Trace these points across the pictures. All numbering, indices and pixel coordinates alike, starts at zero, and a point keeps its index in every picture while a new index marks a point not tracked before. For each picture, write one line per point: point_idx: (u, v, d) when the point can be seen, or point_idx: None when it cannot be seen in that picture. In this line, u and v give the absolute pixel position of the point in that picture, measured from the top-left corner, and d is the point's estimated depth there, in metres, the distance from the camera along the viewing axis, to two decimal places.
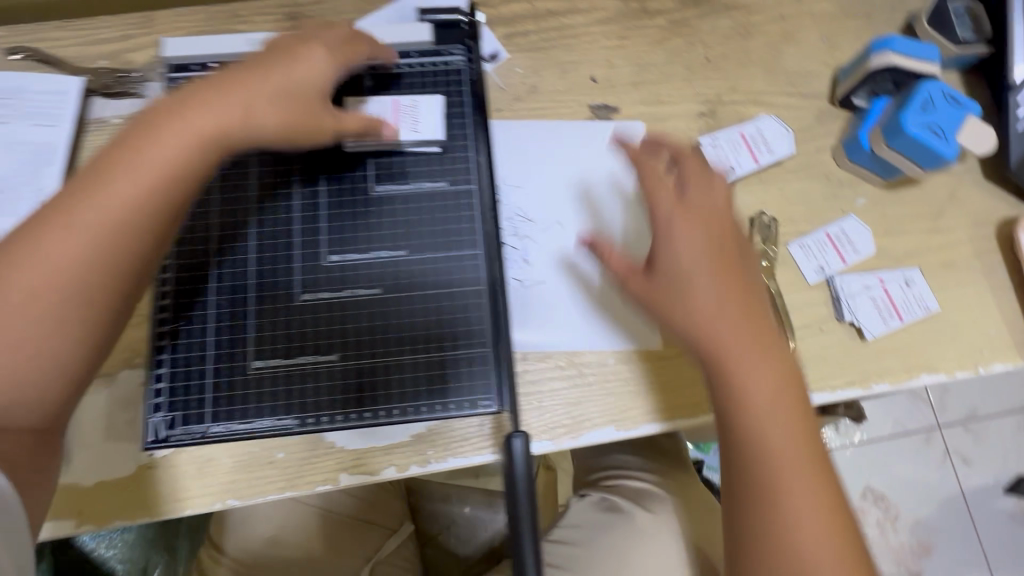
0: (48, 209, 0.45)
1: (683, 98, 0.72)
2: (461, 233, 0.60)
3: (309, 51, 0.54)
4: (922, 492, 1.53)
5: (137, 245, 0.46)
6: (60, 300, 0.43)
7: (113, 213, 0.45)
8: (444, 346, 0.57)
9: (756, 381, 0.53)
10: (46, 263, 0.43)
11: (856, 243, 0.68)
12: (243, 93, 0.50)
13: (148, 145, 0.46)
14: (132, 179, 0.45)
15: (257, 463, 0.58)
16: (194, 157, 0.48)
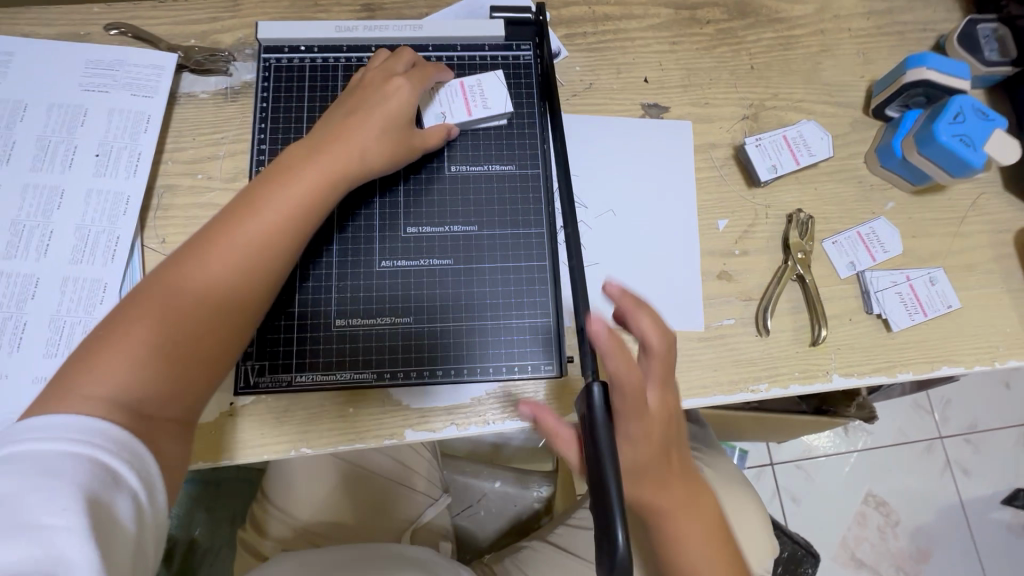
0: (205, 232, 0.51)
1: (728, 100, 0.77)
2: (526, 214, 0.67)
3: (393, 82, 0.61)
4: (923, 500, 1.57)
5: (281, 258, 0.52)
6: (224, 300, 0.50)
7: (268, 229, 0.52)
8: (511, 314, 0.64)
9: (669, 496, 0.55)
10: (206, 276, 0.49)
11: (885, 243, 0.73)
12: (354, 128, 0.58)
13: (292, 174, 0.54)
14: (281, 201, 0.53)
15: (328, 416, 0.62)
16: (330, 181, 0.56)
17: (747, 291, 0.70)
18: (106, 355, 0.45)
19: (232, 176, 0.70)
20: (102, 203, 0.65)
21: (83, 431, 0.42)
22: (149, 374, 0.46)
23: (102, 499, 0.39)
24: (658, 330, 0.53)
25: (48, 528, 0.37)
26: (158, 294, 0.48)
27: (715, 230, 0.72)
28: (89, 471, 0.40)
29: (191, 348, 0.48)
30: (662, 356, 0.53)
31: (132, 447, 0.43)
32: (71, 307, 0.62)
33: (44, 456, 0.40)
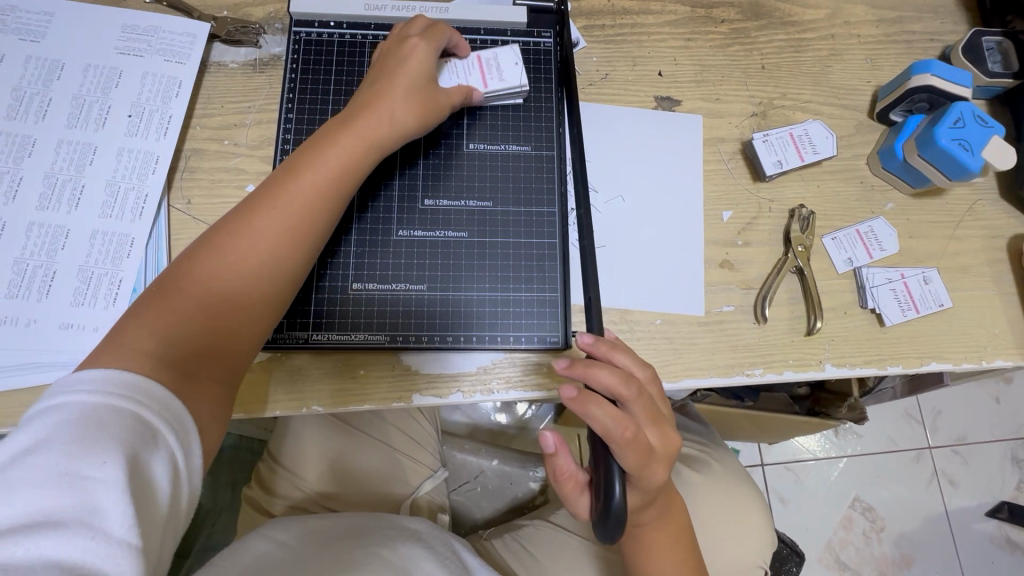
0: (243, 206, 0.54)
1: (738, 98, 0.80)
2: (540, 192, 0.70)
3: (410, 45, 0.63)
4: (909, 508, 1.60)
5: (316, 222, 0.56)
6: (259, 262, 0.53)
7: (301, 198, 0.55)
8: (521, 287, 0.66)
9: (646, 514, 0.55)
10: (247, 240, 0.53)
11: (883, 242, 0.75)
12: (381, 96, 0.60)
13: (321, 147, 0.57)
14: (312, 171, 0.56)
15: (340, 377, 0.65)
16: (359, 151, 0.58)
17: (747, 281, 0.73)
18: (156, 312, 0.49)
19: (258, 144, 0.72)
20: (132, 162, 0.68)
21: (129, 389, 0.42)
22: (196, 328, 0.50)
23: (142, 459, 0.40)
24: (623, 382, 0.49)
25: (88, 480, 0.37)
26: (203, 257, 0.52)
27: (719, 221, 0.75)
28: (131, 428, 0.40)
29: (233, 304, 0.52)
30: (641, 401, 0.50)
31: (173, 410, 0.44)
32: (99, 259, 0.65)
33: (89, 409, 0.40)
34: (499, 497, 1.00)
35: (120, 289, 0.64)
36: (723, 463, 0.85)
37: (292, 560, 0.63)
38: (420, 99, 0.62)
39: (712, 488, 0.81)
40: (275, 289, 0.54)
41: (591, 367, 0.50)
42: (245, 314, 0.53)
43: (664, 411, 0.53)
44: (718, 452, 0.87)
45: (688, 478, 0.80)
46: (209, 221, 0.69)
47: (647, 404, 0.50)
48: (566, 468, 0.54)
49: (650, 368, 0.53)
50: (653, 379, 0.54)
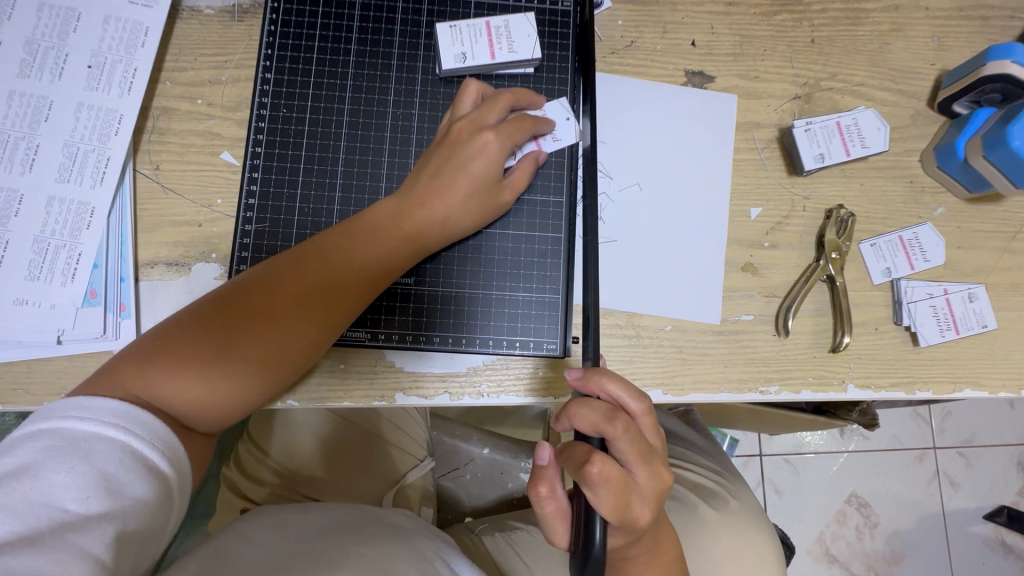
0: (281, 278, 0.52)
1: (779, 77, 0.70)
2: (547, 179, 0.63)
3: (482, 137, 0.56)
4: (907, 507, 1.57)
5: (344, 309, 0.54)
6: (278, 346, 0.51)
7: (338, 282, 0.53)
8: (519, 285, 0.61)
9: (634, 548, 0.50)
10: (268, 320, 0.51)
11: (928, 251, 0.67)
12: (445, 185, 0.56)
13: (372, 228, 0.55)
14: (355, 255, 0.54)
15: (318, 371, 0.60)
16: (405, 242, 0.56)
17: (772, 288, 0.66)
18: (164, 373, 0.48)
19: (234, 106, 0.65)
20: (92, 120, 0.61)
21: (123, 417, 0.45)
22: (195, 407, 0.49)
23: (125, 487, 0.42)
24: (606, 419, 0.44)
25: (71, 509, 0.40)
26: (223, 322, 0.50)
27: (746, 218, 0.67)
28: (118, 458, 0.43)
29: (234, 380, 0.50)
30: (628, 440, 0.44)
31: (166, 438, 0.46)
32: (56, 229, 0.59)
33: (80, 437, 0.43)
34: (488, 485, 0.97)
35: (79, 263, 0.59)
36: (740, 500, 0.68)
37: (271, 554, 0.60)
38: (474, 207, 0.57)
39: (724, 531, 0.65)
40: (282, 371, 0.52)
41: (574, 407, 0.46)
42: (240, 400, 0.51)
43: (657, 446, 0.47)
44: (733, 484, 0.71)
45: (704, 515, 0.65)
46: (178, 190, 0.63)
47: (635, 441, 0.44)
48: (546, 500, 0.49)
49: (646, 400, 0.46)
50: (649, 411, 0.46)
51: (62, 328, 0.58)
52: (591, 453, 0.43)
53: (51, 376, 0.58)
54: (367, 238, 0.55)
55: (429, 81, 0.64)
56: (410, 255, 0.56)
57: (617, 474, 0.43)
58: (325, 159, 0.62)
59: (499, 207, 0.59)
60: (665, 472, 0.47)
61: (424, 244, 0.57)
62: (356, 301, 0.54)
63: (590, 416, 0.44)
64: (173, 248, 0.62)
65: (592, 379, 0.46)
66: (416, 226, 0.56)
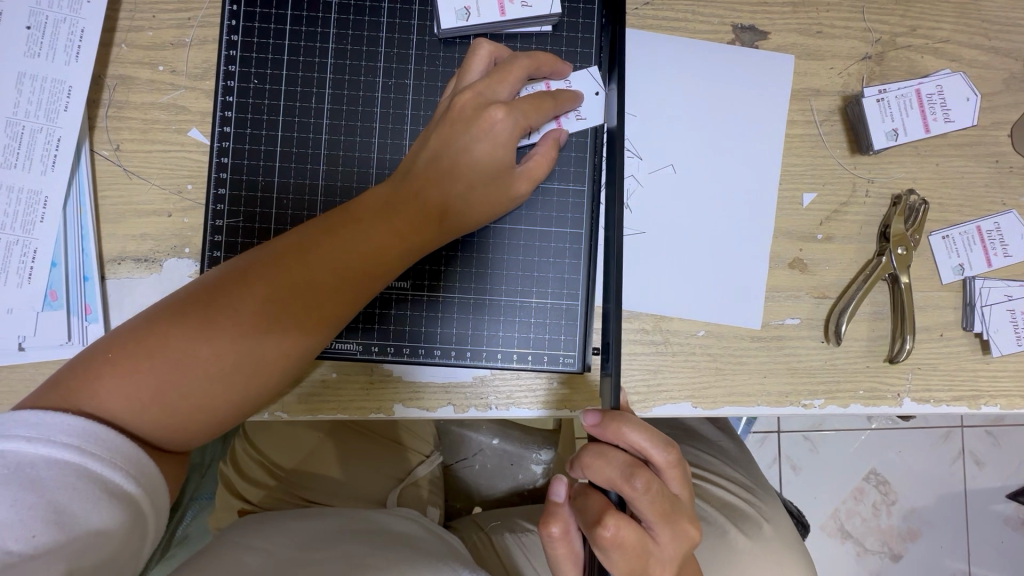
0: (254, 278, 0.45)
1: (847, 33, 0.58)
2: (567, 163, 0.54)
3: (490, 114, 0.47)
4: (921, 482, 1.32)
5: (327, 317, 0.46)
6: (251, 360, 0.44)
7: (318, 285, 0.45)
8: (531, 291, 0.54)
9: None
10: (237, 329, 0.44)
11: (1009, 246, 0.58)
12: (445, 169, 0.48)
13: (362, 220, 0.47)
14: (338, 252, 0.46)
15: (309, 382, 0.54)
16: (397, 237, 0.47)
17: (824, 287, 0.57)
18: (122, 386, 0.42)
19: (203, 73, 0.55)
20: (37, 93, 0.52)
21: (77, 435, 0.39)
22: (160, 425, 0.43)
23: (80, 517, 0.37)
24: (623, 476, 0.39)
25: (16, 551, 0.34)
26: (185, 331, 0.43)
27: (799, 206, 0.58)
28: (72, 484, 0.37)
29: (201, 395, 0.44)
30: (648, 501, 0.38)
31: (131, 456, 0.41)
32: (6, 222, 0.52)
33: (28, 462, 0.37)
34: (498, 476, 0.92)
35: (36, 262, 0.52)
36: (773, 522, 0.65)
37: (267, 561, 0.54)
38: (478, 199, 0.48)
39: (754, 558, 0.62)
40: (257, 387, 0.45)
41: (589, 456, 0.40)
42: (209, 418, 0.45)
43: (686, 499, 0.41)
44: (767, 504, 0.67)
45: (734, 541, 0.62)
46: (142, 173, 0.54)
47: (657, 501, 0.39)
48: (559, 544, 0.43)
49: (673, 450, 0.40)
50: (676, 462, 0.40)
51: (23, 333, 0.52)
52: (603, 513, 0.38)
53: (16, 387, 0.52)
54: (353, 234, 0.46)
55: (426, 43, 0.54)
56: (405, 256, 0.48)
57: (633, 538, 0.38)
58: (305, 140, 0.54)
59: (508, 198, 0.49)
60: (692, 529, 0.41)
61: (421, 241, 0.48)
62: (342, 310, 0.46)
63: (604, 469, 0.39)
64: (142, 241, 0.54)
65: (610, 426, 0.40)
66: (410, 221, 0.47)
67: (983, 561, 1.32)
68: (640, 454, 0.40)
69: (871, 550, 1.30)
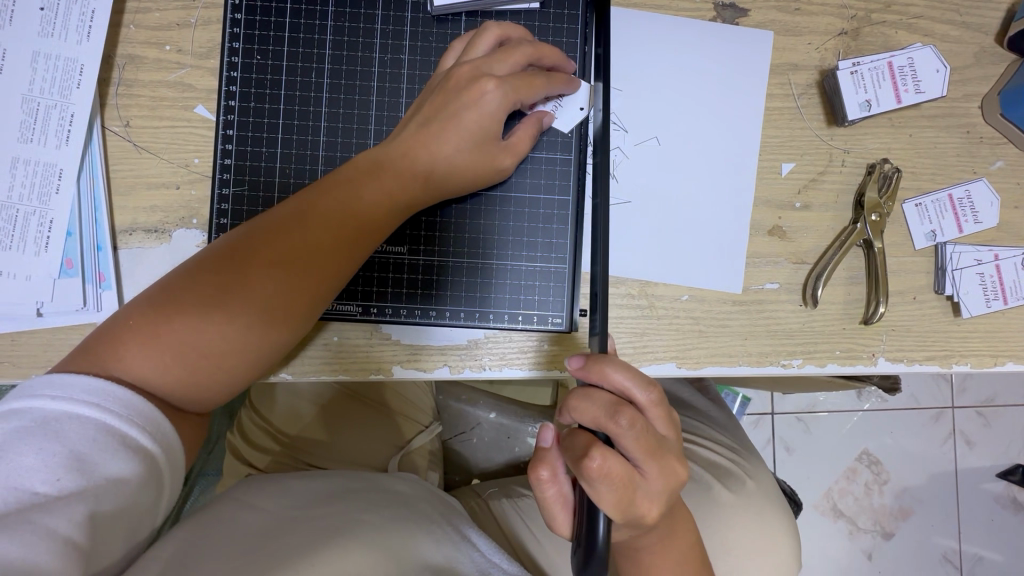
0: (260, 245, 0.47)
1: (824, 9, 0.61)
2: (554, 134, 0.57)
3: (481, 86, 0.50)
4: (912, 461, 1.35)
5: (330, 278, 0.49)
6: (261, 321, 0.47)
7: (321, 249, 0.48)
8: (521, 255, 0.57)
9: (646, 537, 0.48)
10: (246, 292, 0.46)
11: (979, 212, 0.60)
12: (437, 137, 0.50)
13: (362, 189, 0.49)
14: (340, 218, 0.48)
15: (312, 345, 0.57)
16: (397, 203, 0.50)
17: (802, 253, 0.60)
18: (143, 352, 0.45)
19: (207, 52, 0.58)
20: (51, 71, 0.55)
21: (96, 394, 0.41)
22: (181, 386, 0.46)
23: (99, 466, 0.40)
24: (609, 414, 0.41)
25: (41, 492, 0.38)
26: (198, 296, 0.46)
27: (778, 176, 0.60)
28: (93, 436, 0.40)
29: (217, 357, 0.46)
30: (635, 437, 0.41)
31: (146, 414, 0.43)
32: (23, 194, 0.55)
33: (53, 417, 0.40)
34: (495, 449, 0.95)
35: (52, 232, 0.55)
36: (757, 481, 0.68)
37: (272, 514, 0.58)
38: (466, 166, 0.51)
39: (738, 513, 0.65)
40: (269, 347, 0.48)
41: (576, 399, 0.43)
42: (226, 378, 0.48)
43: (670, 440, 0.44)
44: (750, 463, 0.70)
45: (720, 497, 0.65)
46: (151, 148, 0.57)
47: (642, 438, 0.41)
48: (551, 488, 0.47)
49: (656, 388, 0.43)
50: (659, 401, 0.43)
51: (40, 300, 0.55)
52: (591, 447, 0.41)
53: (35, 350, 0.55)
54: (351, 198, 0.49)
55: (420, 20, 0.57)
56: (397, 217, 0.51)
57: (619, 469, 0.41)
58: (306, 113, 0.56)
59: (499, 165, 0.53)
60: (678, 468, 0.44)
61: (411, 204, 0.51)
62: (342, 271, 0.49)
63: (590, 408, 0.42)
64: (151, 213, 0.57)
65: (593, 368, 0.43)
66: (401, 183, 0.50)
67: (973, 539, 1.35)
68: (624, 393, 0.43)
69: (864, 528, 1.33)
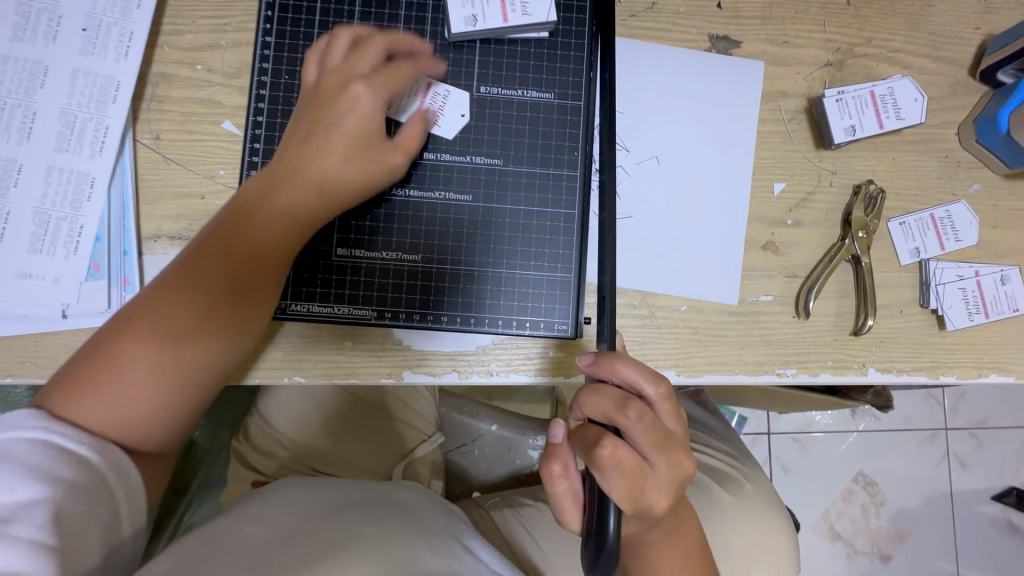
0: (166, 284, 0.50)
1: (810, 42, 0.66)
2: (562, 151, 0.61)
3: (351, 91, 0.53)
4: (908, 484, 1.36)
5: (257, 284, 0.52)
6: (194, 338, 0.49)
7: (234, 268, 0.51)
8: (528, 265, 0.60)
9: (651, 533, 0.49)
10: (170, 324, 0.49)
11: (960, 231, 0.64)
12: (319, 149, 0.53)
13: (263, 209, 0.52)
14: (244, 239, 0.51)
15: (327, 346, 0.59)
16: (305, 215, 0.53)
17: (794, 267, 0.63)
18: (71, 410, 0.46)
19: (236, 71, 0.62)
20: (89, 87, 0.59)
21: (41, 419, 0.45)
22: (122, 428, 0.48)
23: (49, 471, 0.43)
24: (619, 407, 0.43)
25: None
26: (123, 337, 0.48)
27: (769, 195, 0.64)
28: (39, 451, 0.43)
29: (155, 387, 0.48)
30: (642, 428, 0.43)
31: (90, 433, 0.46)
32: (56, 200, 0.58)
33: (1, 442, 0.43)
34: (496, 461, 0.96)
35: (81, 237, 0.58)
36: (755, 485, 0.71)
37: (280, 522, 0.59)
38: (361, 165, 0.53)
39: (737, 515, 0.67)
40: (208, 366, 0.50)
41: (584, 395, 0.45)
42: (170, 406, 0.50)
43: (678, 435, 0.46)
44: (748, 468, 0.73)
45: (720, 498, 0.67)
46: (179, 160, 0.60)
47: (650, 431, 0.43)
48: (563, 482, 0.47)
49: (663, 383, 0.45)
50: (667, 394, 0.45)
51: (67, 302, 0.57)
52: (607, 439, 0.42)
53: (59, 350, 0.57)
54: (252, 219, 0.52)
55: (438, 46, 0.61)
56: (311, 225, 0.54)
57: (629, 460, 0.42)
58: None
59: (392, 159, 0.54)
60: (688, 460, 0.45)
61: (318, 209, 0.53)
62: (263, 271, 0.52)
63: (603, 404, 0.44)
64: (177, 220, 0.60)
65: (603, 364, 0.45)
66: (299, 193, 0.52)
67: (970, 562, 1.36)
68: (634, 388, 0.45)
69: (862, 550, 1.34)
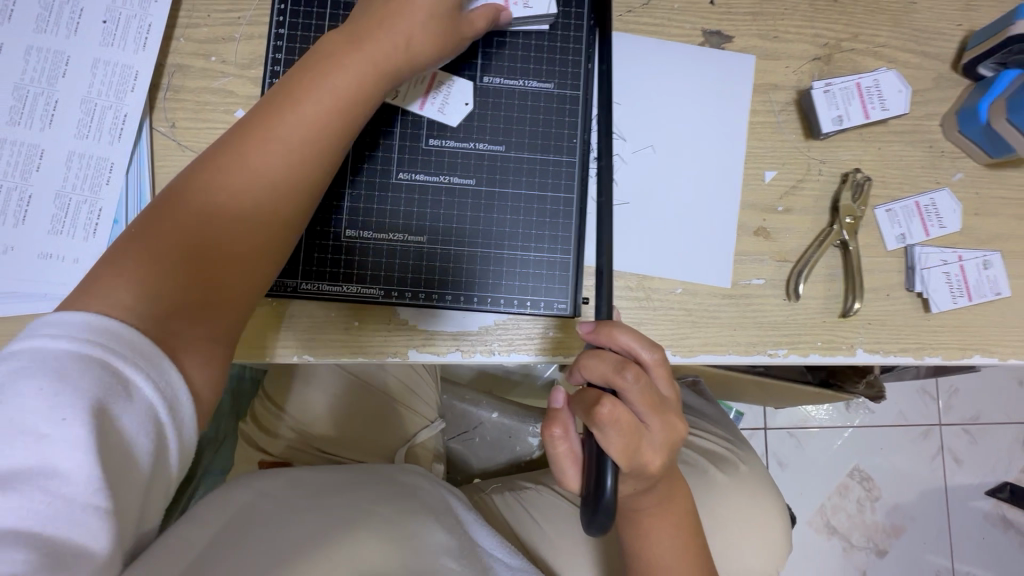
0: (237, 138, 0.48)
1: (799, 37, 0.68)
2: (562, 138, 0.63)
3: None
4: (902, 479, 1.38)
5: (329, 146, 0.50)
6: (268, 197, 0.48)
7: (307, 129, 0.49)
8: (529, 246, 0.62)
9: (644, 499, 0.52)
10: (244, 169, 0.48)
11: (944, 218, 0.67)
12: (396, 11, 0.52)
13: (336, 66, 0.51)
14: (321, 98, 0.50)
15: (335, 326, 0.61)
16: (374, 81, 0.52)
17: (785, 252, 0.66)
18: (136, 273, 0.43)
19: (248, 63, 0.65)
20: (109, 76, 0.61)
21: (95, 335, 0.38)
22: (190, 295, 0.45)
23: (117, 416, 0.37)
24: (617, 370, 0.45)
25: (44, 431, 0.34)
26: (190, 194, 0.47)
27: (761, 182, 0.67)
28: (100, 378, 0.37)
29: (229, 243, 0.47)
30: (639, 390, 0.45)
31: (150, 356, 0.40)
32: (77, 184, 0.60)
33: (51, 356, 0.37)
34: (497, 449, 0.98)
35: (100, 219, 0.60)
36: (749, 466, 0.73)
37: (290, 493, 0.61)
38: (436, 35, 0.54)
39: (731, 494, 0.69)
40: (280, 225, 0.49)
41: (585, 359, 0.48)
42: (242, 269, 0.48)
43: (670, 399, 0.48)
44: (744, 451, 0.75)
45: (715, 479, 0.69)
46: (193, 147, 0.63)
47: (646, 392, 0.46)
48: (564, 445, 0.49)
49: (658, 349, 0.48)
50: (661, 360, 0.47)
51: None
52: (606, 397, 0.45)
53: None
54: (326, 77, 0.50)
55: None
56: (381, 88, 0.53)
57: (626, 417, 0.45)
58: None
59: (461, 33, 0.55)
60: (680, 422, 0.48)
61: (392, 73, 0.53)
62: (311, 174, 0.50)
63: (602, 366, 0.46)
64: None
65: (603, 332, 0.48)
66: (375, 51, 0.51)
67: (965, 557, 1.37)
68: (630, 354, 0.47)
69: (857, 544, 1.35)
